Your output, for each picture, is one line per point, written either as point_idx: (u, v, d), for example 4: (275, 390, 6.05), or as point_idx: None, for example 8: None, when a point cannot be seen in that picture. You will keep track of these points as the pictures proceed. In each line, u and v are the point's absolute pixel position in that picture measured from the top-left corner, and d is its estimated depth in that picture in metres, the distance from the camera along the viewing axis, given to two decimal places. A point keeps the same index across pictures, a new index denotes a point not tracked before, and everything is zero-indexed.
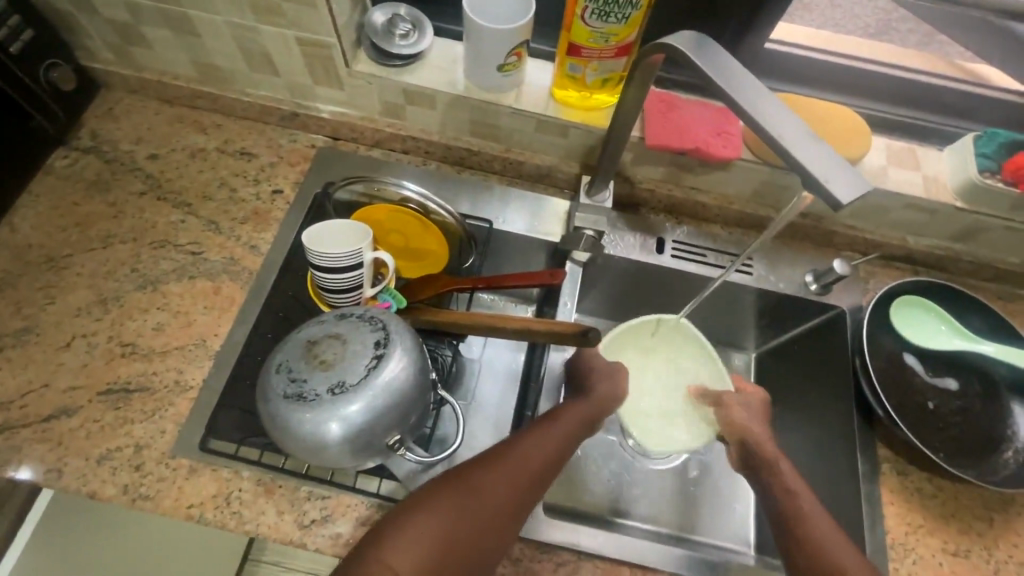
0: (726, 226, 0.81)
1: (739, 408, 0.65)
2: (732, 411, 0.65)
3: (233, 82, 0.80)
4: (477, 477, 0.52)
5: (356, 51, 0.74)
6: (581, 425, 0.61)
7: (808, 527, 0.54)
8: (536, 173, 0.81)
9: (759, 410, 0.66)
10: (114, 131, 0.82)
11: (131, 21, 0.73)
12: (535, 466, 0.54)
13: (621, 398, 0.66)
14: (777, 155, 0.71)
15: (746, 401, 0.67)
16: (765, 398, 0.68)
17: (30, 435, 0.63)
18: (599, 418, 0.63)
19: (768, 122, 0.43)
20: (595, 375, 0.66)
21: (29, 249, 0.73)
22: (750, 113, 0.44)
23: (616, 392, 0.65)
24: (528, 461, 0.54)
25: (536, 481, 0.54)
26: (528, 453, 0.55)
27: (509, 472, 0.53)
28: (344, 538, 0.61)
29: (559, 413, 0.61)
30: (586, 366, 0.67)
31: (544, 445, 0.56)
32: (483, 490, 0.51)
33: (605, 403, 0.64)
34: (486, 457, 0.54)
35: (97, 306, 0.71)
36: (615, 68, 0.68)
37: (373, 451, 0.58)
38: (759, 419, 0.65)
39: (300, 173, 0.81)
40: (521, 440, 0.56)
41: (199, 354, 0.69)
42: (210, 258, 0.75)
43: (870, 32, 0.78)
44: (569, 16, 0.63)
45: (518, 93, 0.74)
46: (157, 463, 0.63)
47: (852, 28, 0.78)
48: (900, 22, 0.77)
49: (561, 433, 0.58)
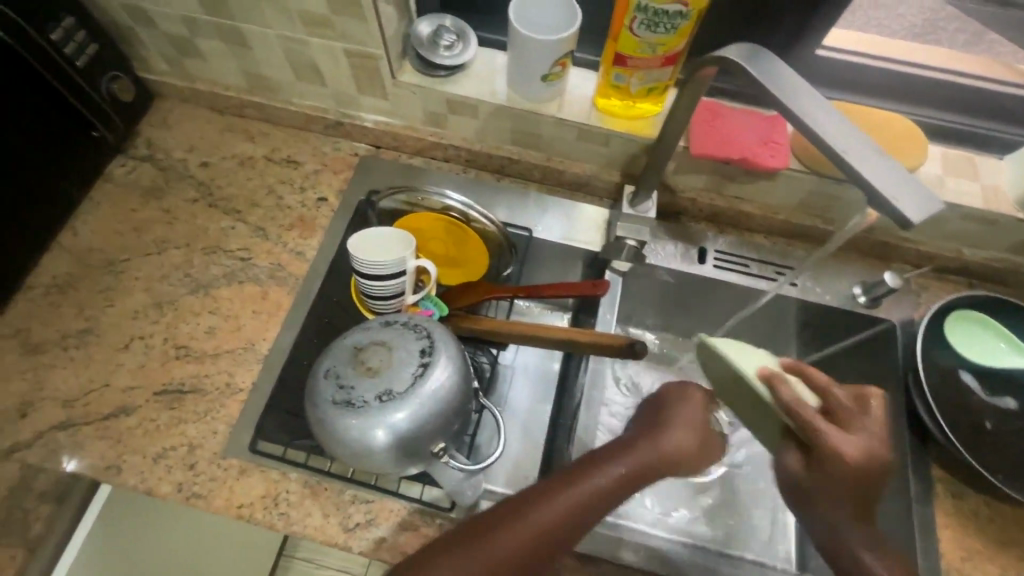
0: (769, 235, 0.80)
1: (800, 474, 0.55)
2: (794, 474, 0.55)
3: (280, 91, 0.82)
4: (496, 529, 0.48)
5: (401, 62, 0.75)
6: (643, 469, 0.53)
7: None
8: (576, 182, 0.81)
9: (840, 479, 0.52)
10: (167, 140, 0.85)
11: (187, 35, 0.76)
12: (576, 509, 0.49)
13: (698, 449, 0.56)
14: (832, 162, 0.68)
15: (817, 464, 0.53)
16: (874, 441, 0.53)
17: (92, 432, 0.66)
18: (670, 465, 0.54)
19: (832, 137, 0.42)
20: (675, 420, 0.56)
21: (90, 253, 0.77)
22: (812, 129, 0.43)
23: (691, 441, 0.55)
24: (562, 512, 0.49)
25: (561, 539, 0.49)
26: (556, 512, 0.49)
27: (548, 513, 0.49)
28: (386, 542, 0.62)
29: (620, 451, 0.54)
30: (663, 405, 0.58)
31: (585, 496, 0.50)
32: (507, 542, 0.47)
33: (681, 452, 0.55)
34: (518, 502, 0.50)
35: (153, 309, 0.73)
36: (661, 78, 0.67)
37: (418, 458, 0.58)
38: (834, 491, 0.53)
39: (343, 181, 0.83)
40: (562, 486, 0.50)
41: (248, 357, 0.71)
42: (258, 264, 0.77)
43: (916, 32, 0.76)
44: (616, 26, 0.62)
45: (560, 102, 0.74)
46: (210, 463, 0.65)
47: (897, 28, 0.75)
48: (946, 21, 0.75)
49: (601, 487, 0.51)
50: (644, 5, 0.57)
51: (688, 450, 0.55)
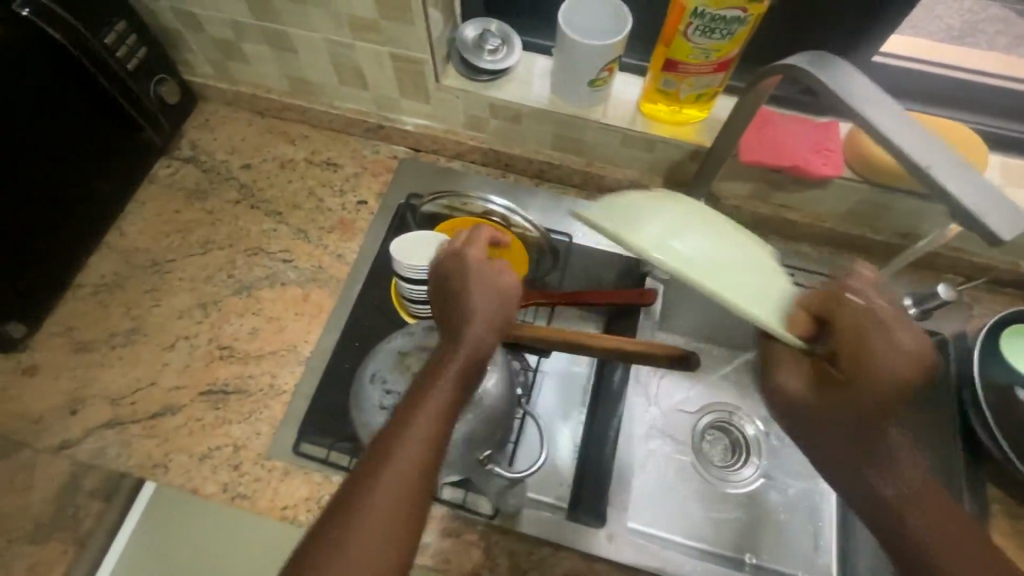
0: (814, 244, 0.79)
1: (804, 395, 0.46)
2: (795, 395, 0.47)
3: (323, 94, 0.82)
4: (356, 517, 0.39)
5: (445, 66, 0.74)
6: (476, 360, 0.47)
7: (910, 528, 0.43)
8: (617, 187, 0.80)
9: (859, 401, 0.44)
10: (210, 141, 0.86)
11: (234, 38, 0.76)
12: (439, 418, 0.43)
13: (507, 296, 0.51)
14: (907, 173, 0.66)
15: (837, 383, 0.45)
16: (910, 346, 0.44)
17: (139, 430, 0.67)
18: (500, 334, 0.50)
19: (915, 149, 0.41)
20: (471, 287, 0.50)
21: (136, 252, 0.78)
22: (891, 142, 0.41)
23: (496, 296, 0.50)
24: (430, 424, 0.43)
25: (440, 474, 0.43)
26: (417, 467, 0.41)
27: (420, 431, 0.42)
28: (430, 548, 0.63)
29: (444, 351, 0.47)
30: (458, 283, 0.51)
31: (448, 403, 0.44)
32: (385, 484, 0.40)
33: (496, 319, 0.50)
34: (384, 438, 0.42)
35: (197, 309, 0.74)
36: (712, 83, 0.65)
37: (464, 464, 0.59)
38: (838, 406, 0.45)
39: (383, 184, 0.83)
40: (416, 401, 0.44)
41: (290, 359, 0.72)
42: (300, 266, 0.77)
43: (954, 36, 0.74)
44: (668, 31, 0.61)
45: (604, 108, 0.73)
46: (254, 463, 0.66)
47: (934, 29, 0.73)
48: (984, 23, 0.75)
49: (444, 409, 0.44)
50: (701, 10, 0.56)
51: (501, 302, 0.50)
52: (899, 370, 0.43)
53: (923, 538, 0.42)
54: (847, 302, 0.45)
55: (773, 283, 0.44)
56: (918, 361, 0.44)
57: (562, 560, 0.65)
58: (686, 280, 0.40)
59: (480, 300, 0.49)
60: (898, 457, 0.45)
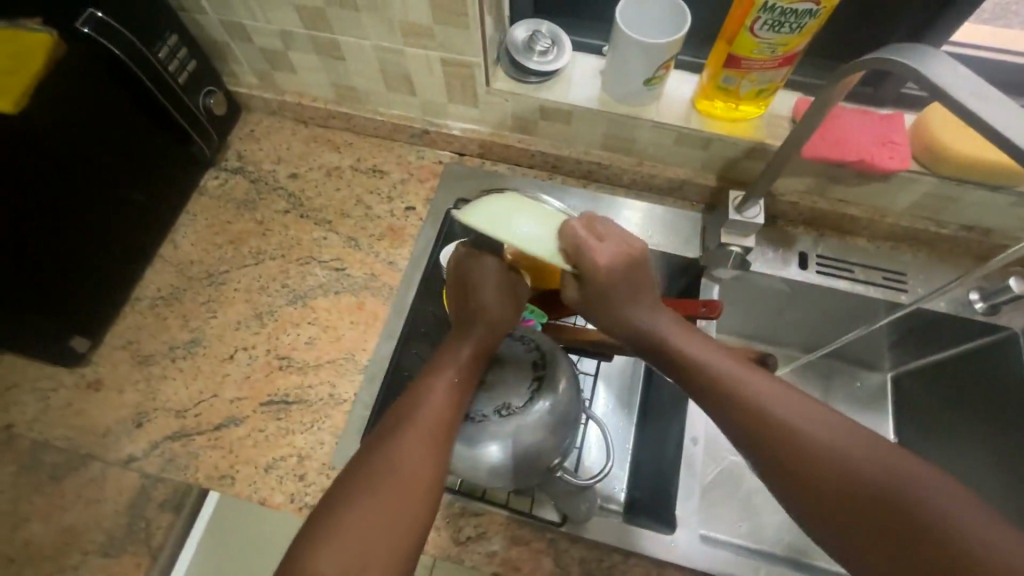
0: (873, 239, 0.77)
1: (580, 304, 0.55)
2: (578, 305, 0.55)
3: (368, 101, 0.82)
4: (364, 498, 0.44)
5: (494, 68, 0.74)
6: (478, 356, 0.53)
7: (811, 440, 0.44)
8: (668, 186, 0.79)
9: (604, 292, 0.52)
10: (256, 152, 0.86)
11: (281, 48, 0.76)
12: (439, 409, 0.49)
13: (512, 293, 0.58)
14: (985, 165, 0.64)
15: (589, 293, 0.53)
16: (614, 248, 0.51)
17: (204, 442, 0.67)
18: (502, 330, 0.56)
19: None
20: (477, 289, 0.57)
21: (191, 265, 0.78)
22: (1004, 135, 0.40)
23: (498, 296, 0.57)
24: (432, 415, 0.48)
25: (439, 493, 0.46)
26: (424, 459, 0.46)
27: (421, 422, 0.48)
28: (499, 555, 0.63)
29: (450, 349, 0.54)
30: (468, 283, 0.58)
31: (449, 394, 0.50)
32: (389, 469, 0.45)
33: (497, 318, 0.56)
34: (390, 427, 0.48)
35: (254, 319, 0.75)
36: (774, 79, 0.64)
37: (537, 473, 0.57)
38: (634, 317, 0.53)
39: (429, 189, 0.83)
40: (421, 393, 0.50)
41: (349, 367, 0.72)
42: (353, 275, 0.77)
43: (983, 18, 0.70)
44: (733, 27, 0.60)
45: (658, 106, 0.72)
46: (319, 473, 0.66)
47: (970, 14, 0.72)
48: None
49: (447, 410, 0.49)
50: (771, 5, 0.55)
51: (504, 303, 0.57)
52: (604, 259, 0.50)
53: (855, 470, 0.42)
54: (573, 234, 0.49)
55: (543, 238, 0.48)
56: (619, 255, 0.51)
57: (634, 567, 0.63)
58: (481, 231, 0.46)
59: (488, 304, 0.56)
60: (791, 395, 0.46)
